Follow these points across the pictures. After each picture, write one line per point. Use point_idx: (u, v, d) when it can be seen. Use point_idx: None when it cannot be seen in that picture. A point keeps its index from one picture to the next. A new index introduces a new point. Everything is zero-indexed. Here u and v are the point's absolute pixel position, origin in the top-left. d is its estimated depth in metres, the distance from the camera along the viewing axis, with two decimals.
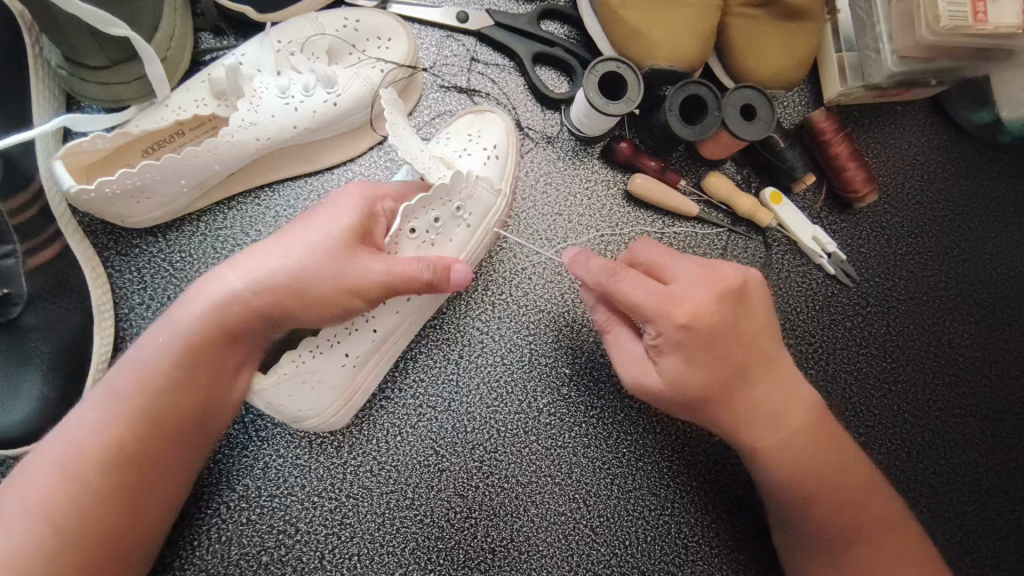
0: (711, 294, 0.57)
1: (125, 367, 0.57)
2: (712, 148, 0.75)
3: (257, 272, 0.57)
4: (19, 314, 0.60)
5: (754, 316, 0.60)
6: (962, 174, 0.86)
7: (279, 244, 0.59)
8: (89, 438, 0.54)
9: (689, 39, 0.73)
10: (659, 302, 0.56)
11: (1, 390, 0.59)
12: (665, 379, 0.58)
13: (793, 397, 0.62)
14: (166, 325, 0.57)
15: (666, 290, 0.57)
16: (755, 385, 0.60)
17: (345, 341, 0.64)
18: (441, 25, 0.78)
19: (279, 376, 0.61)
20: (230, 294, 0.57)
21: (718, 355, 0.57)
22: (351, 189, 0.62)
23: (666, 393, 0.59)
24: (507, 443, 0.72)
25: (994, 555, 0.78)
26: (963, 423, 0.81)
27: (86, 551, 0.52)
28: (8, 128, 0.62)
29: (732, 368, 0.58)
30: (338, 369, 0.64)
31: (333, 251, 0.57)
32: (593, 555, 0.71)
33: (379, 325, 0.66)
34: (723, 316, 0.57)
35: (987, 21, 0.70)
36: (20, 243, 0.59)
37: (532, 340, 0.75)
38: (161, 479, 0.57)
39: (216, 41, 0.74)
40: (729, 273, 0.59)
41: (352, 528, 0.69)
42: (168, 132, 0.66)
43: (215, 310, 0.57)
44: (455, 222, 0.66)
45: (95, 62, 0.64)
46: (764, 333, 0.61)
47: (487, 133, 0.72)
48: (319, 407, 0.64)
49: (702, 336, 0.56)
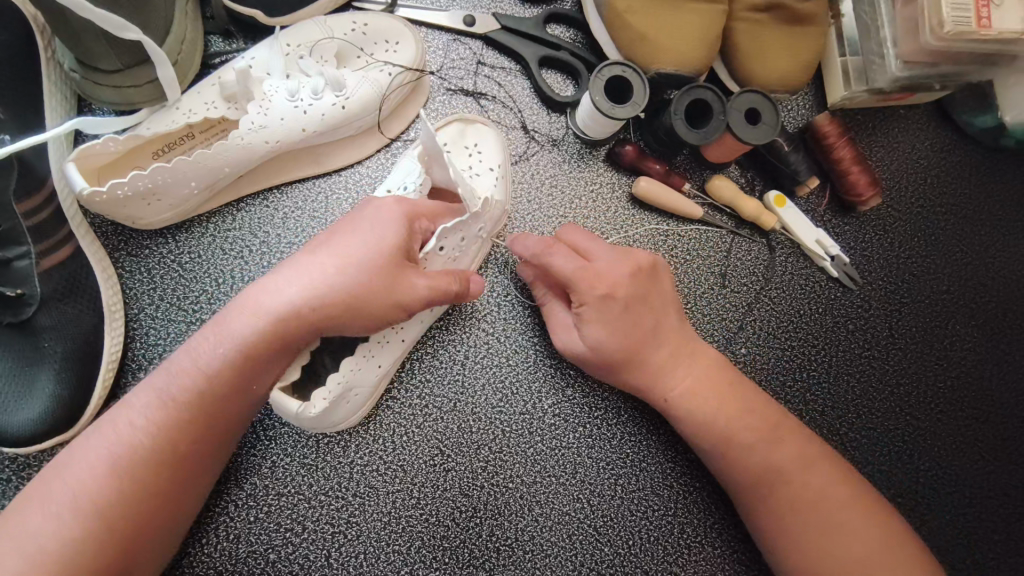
0: (627, 269, 0.66)
1: (168, 379, 0.56)
2: (715, 153, 0.76)
3: (314, 286, 0.57)
4: (33, 314, 0.61)
5: (667, 290, 0.69)
6: (964, 178, 0.86)
7: (330, 252, 0.59)
8: (125, 442, 0.54)
9: (694, 44, 0.73)
10: (584, 274, 0.65)
11: (16, 389, 0.60)
12: (594, 341, 0.66)
13: (716, 375, 0.68)
14: (215, 340, 0.56)
15: (588, 265, 0.66)
16: (669, 350, 0.67)
17: (378, 353, 0.66)
18: (448, 29, 0.79)
19: (326, 400, 0.61)
20: (289, 309, 0.56)
21: (637, 317, 0.66)
22: (388, 205, 0.61)
23: (597, 352, 0.66)
24: (513, 444, 0.73)
25: (995, 556, 0.79)
26: (965, 425, 0.82)
27: (119, 551, 0.53)
28: (23, 131, 0.63)
29: (653, 332, 0.67)
30: (374, 375, 0.67)
31: (385, 266, 0.58)
32: (597, 554, 0.72)
33: (406, 335, 0.68)
34: (637, 288, 0.66)
35: (990, 27, 0.69)
36: (35, 244, 0.61)
37: (537, 341, 0.75)
38: (190, 482, 0.58)
39: (226, 44, 0.74)
40: (641, 255, 0.69)
41: (359, 527, 0.69)
42: (178, 135, 0.67)
43: (271, 326, 0.56)
44: (475, 242, 0.68)
45: (107, 66, 0.64)
46: (672, 304, 0.69)
47: (489, 151, 0.73)
48: (354, 408, 0.67)
49: (618, 304, 0.65)
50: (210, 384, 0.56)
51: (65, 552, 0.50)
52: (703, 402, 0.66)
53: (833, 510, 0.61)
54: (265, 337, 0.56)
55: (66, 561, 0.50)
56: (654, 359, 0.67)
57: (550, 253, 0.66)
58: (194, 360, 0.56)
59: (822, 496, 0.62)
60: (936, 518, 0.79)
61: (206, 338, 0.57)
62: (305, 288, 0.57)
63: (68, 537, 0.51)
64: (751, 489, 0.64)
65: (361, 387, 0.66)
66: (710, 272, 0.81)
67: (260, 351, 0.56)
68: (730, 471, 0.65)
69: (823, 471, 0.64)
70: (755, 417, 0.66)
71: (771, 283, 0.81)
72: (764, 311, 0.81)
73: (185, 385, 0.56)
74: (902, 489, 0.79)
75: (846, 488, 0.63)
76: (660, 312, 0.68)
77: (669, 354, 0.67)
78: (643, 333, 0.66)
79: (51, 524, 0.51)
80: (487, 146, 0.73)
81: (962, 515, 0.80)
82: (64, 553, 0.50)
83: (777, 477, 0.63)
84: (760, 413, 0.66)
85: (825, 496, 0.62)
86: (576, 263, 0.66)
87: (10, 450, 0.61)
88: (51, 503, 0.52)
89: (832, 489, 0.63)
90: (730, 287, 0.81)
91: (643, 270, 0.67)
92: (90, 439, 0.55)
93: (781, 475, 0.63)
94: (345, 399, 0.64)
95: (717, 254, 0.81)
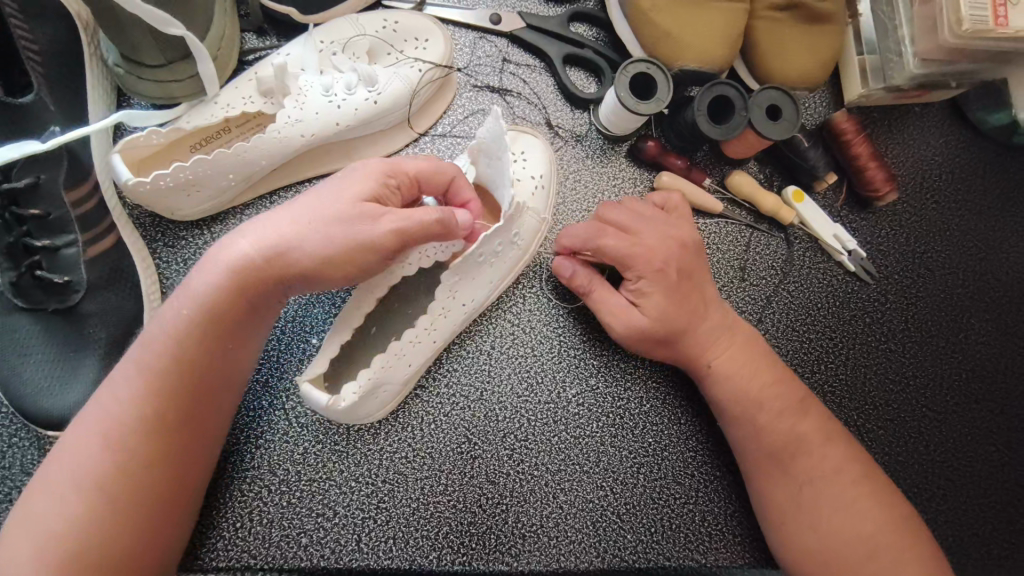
0: (673, 244, 0.70)
1: (141, 347, 0.58)
2: (736, 148, 0.78)
3: (268, 237, 0.58)
4: (78, 301, 0.63)
5: (704, 271, 0.72)
6: (979, 174, 0.88)
7: (294, 209, 0.59)
8: (124, 417, 0.55)
9: (717, 42, 0.75)
10: (640, 250, 0.69)
11: (60, 374, 0.62)
12: (653, 317, 0.68)
13: (754, 352, 0.70)
14: (183, 300, 0.58)
15: (639, 242, 0.70)
16: (710, 323, 0.70)
17: (410, 353, 0.67)
18: (474, 27, 0.81)
19: (355, 394, 0.63)
20: (243, 262, 0.58)
21: (693, 301, 0.70)
22: (371, 163, 0.62)
23: (654, 330, 0.69)
24: (537, 432, 0.74)
25: (1010, 547, 0.80)
26: (979, 417, 0.83)
27: (125, 518, 0.54)
28: (69, 124, 0.65)
29: (702, 306, 0.70)
30: (404, 374, 0.68)
31: (344, 214, 0.58)
32: (620, 541, 0.73)
33: (438, 336, 0.70)
34: (684, 267, 0.70)
35: (1007, 25, 0.70)
36: (81, 233, 0.64)
37: (561, 332, 0.77)
38: (191, 446, 0.59)
39: (260, 42, 0.76)
40: (685, 235, 0.72)
41: (388, 512, 0.71)
42: (214, 129, 0.69)
43: (231, 282, 0.58)
44: (512, 248, 0.71)
45: (151, 62, 0.67)
46: (707, 281, 0.72)
47: (534, 163, 0.75)
48: (382, 403, 0.69)
49: (673, 276, 0.69)
50: (187, 355, 0.57)
51: (73, 542, 0.52)
52: (728, 382, 0.69)
53: (848, 494, 0.64)
54: (228, 291, 0.58)
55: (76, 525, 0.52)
56: (697, 331, 0.69)
57: (606, 232, 0.70)
58: (164, 334, 0.57)
59: (837, 475, 0.65)
60: (951, 509, 0.80)
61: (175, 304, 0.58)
62: (257, 241, 0.58)
63: (78, 519, 0.52)
64: (764, 460, 0.67)
65: (390, 384, 0.67)
66: (730, 266, 0.82)
67: (229, 308, 0.58)
68: (750, 448, 0.68)
69: (841, 446, 0.67)
70: (781, 386, 0.69)
71: (789, 277, 0.83)
72: (782, 304, 0.82)
73: (162, 363, 0.56)
74: (917, 481, 0.81)
75: (859, 469, 0.66)
76: (702, 291, 0.71)
77: (709, 328, 0.70)
78: (688, 310, 0.69)
79: (59, 506, 0.52)
80: (534, 157, 0.75)
81: (978, 505, 0.81)
82: (79, 533, 0.52)
83: (798, 452, 0.66)
84: (788, 391, 0.69)
85: (841, 469, 0.65)
86: (627, 243, 0.70)
87: (52, 433, 0.63)
88: (56, 488, 0.53)
89: (847, 466, 0.66)
90: (750, 280, 0.82)
91: (690, 249, 0.71)
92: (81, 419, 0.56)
93: (802, 444, 0.66)
94: (374, 394, 0.66)
95: (737, 248, 0.83)
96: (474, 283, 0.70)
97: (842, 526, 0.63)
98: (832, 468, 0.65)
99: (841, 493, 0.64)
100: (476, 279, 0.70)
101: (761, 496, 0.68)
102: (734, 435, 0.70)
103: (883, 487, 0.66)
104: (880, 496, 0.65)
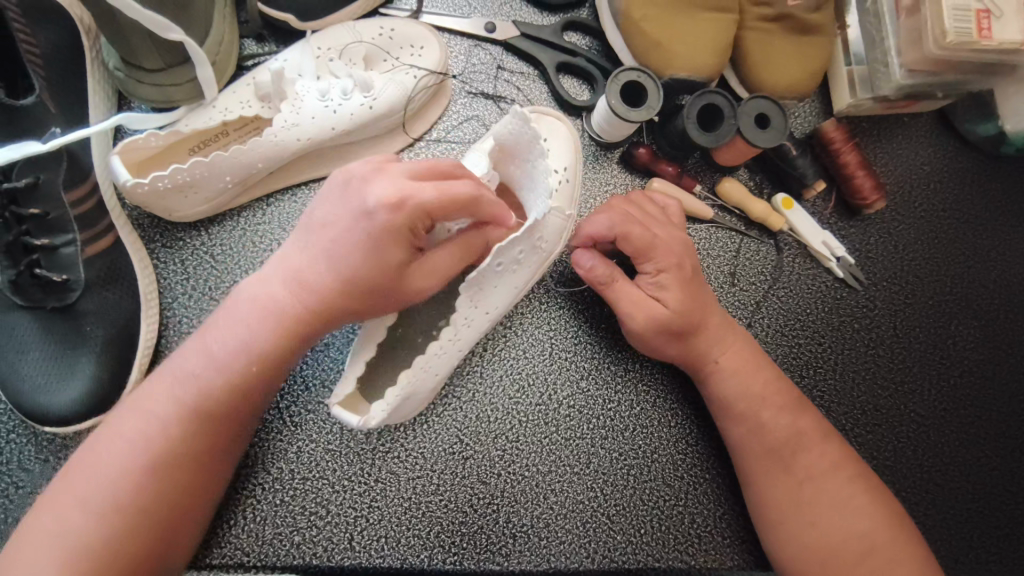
0: (680, 243, 0.72)
1: (185, 384, 0.57)
2: (726, 155, 0.79)
3: (308, 287, 0.57)
4: (76, 299, 0.64)
5: (701, 276, 0.73)
6: (966, 183, 0.89)
7: (326, 254, 0.57)
8: (148, 434, 0.55)
9: (707, 50, 0.76)
10: (661, 242, 0.71)
11: (57, 370, 0.63)
12: (674, 309, 0.69)
13: (745, 356, 0.71)
14: (230, 334, 0.58)
15: (660, 237, 0.71)
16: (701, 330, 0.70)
17: (437, 363, 0.66)
18: (469, 35, 0.82)
19: (385, 410, 0.61)
20: (289, 308, 0.58)
21: (703, 297, 0.71)
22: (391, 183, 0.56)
23: (674, 320, 0.69)
24: (528, 433, 0.75)
25: (998, 551, 0.81)
26: (968, 423, 0.84)
27: (145, 533, 0.54)
28: (70, 126, 0.67)
29: (702, 307, 0.71)
30: (430, 382, 0.67)
31: (374, 267, 0.56)
32: (609, 542, 0.74)
33: (462, 342, 0.68)
34: (692, 263, 0.72)
35: (991, 37, 0.73)
36: (80, 232, 0.65)
37: (552, 336, 0.79)
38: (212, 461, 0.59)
39: (258, 47, 0.78)
40: (685, 241, 0.73)
41: (380, 511, 0.72)
42: (213, 132, 0.71)
43: (270, 318, 0.58)
44: (532, 252, 0.68)
45: (150, 65, 0.68)
46: (700, 280, 0.73)
47: (557, 156, 0.73)
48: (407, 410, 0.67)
49: (687, 271, 0.71)
50: (233, 379, 0.57)
51: (92, 557, 0.51)
52: (723, 383, 0.70)
53: (839, 493, 0.65)
54: (277, 336, 0.58)
55: (97, 537, 0.52)
56: (688, 334, 0.70)
57: (631, 226, 0.71)
58: (213, 364, 0.57)
59: (827, 475, 0.66)
60: (940, 513, 0.81)
61: (223, 334, 0.58)
62: (300, 289, 0.57)
63: (94, 538, 0.51)
64: (754, 460, 0.68)
65: (421, 391, 0.66)
66: (720, 271, 0.83)
67: (272, 345, 0.58)
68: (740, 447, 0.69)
69: (829, 447, 0.68)
70: (768, 388, 0.70)
71: (779, 282, 0.84)
72: (773, 310, 0.83)
73: (209, 386, 0.57)
74: (906, 485, 0.81)
75: (849, 469, 0.67)
76: (701, 294, 0.72)
77: (703, 331, 0.71)
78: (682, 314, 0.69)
79: (80, 521, 0.52)
80: (558, 144, 0.74)
81: (966, 510, 0.82)
82: (93, 553, 0.51)
83: (788, 454, 0.67)
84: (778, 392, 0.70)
85: (830, 469, 0.66)
86: (649, 234, 0.71)
87: (50, 429, 0.64)
88: (77, 499, 0.53)
89: (837, 466, 0.67)
90: (741, 285, 0.83)
91: (691, 250, 0.73)
92: (110, 430, 0.56)
93: (790, 446, 0.67)
94: (406, 402, 0.65)
95: (728, 253, 0.84)
96: (495, 289, 0.67)
97: (838, 525, 0.64)
98: (820, 465, 0.67)
99: (833, 492, 0.65)
100: (497, 290, 0.67)
101: (755, 497, 0.69)
102: (726, 435, 0.70)
103: (873, 486, 0.67)
104: (870, 496, 0.65)
